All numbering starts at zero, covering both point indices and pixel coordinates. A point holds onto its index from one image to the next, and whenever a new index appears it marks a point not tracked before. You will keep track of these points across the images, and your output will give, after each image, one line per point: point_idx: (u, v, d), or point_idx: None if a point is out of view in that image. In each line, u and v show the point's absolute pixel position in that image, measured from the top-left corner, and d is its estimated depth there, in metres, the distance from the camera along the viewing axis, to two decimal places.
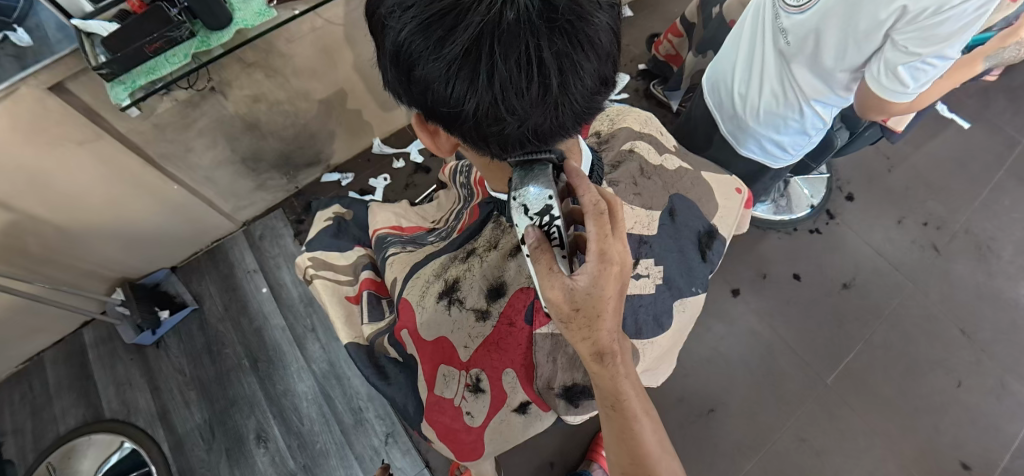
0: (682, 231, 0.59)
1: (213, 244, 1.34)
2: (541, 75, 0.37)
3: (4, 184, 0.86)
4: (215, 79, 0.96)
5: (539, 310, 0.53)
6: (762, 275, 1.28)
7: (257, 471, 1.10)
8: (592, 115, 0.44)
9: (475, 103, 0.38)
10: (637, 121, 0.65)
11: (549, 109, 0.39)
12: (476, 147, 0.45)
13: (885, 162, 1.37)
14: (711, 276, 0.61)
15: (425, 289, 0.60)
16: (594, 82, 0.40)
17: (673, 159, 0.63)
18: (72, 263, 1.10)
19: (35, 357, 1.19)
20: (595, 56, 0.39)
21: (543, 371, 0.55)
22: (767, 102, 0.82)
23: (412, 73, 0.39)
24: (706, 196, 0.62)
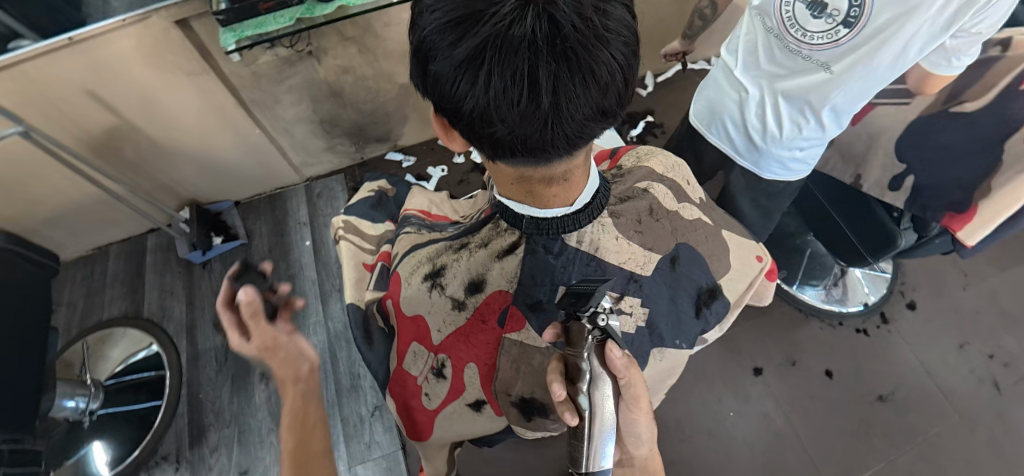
0: (682, 281, 0.57)
1: (276, 190, 1.46)
2: (536, 94, 0.39)
3: (120, 94, 1.00)
4: (314, 44, 1.07)
5: (513, 315, 0.56)
6: (791, 362, 1.21)
7: (253, 404, 1.17)
8: (586, 141, 0.45)
9: (473, 102, 0.40)
10: (661, 164, 0.65)
11: (540, 127, 0.41)
12: (475, 149, 0.47)
13: (960, 279, 1.26)
14: (701, 335, 0.59)
15: (416, 268, 0.65)
16: (590, 111, 0.41)
17: (691, 209, 0.62)
18: (155, 175, 1.25)
19: (102, 248, 1.35)
20: (593, 85, 0.40)
21: (503, 374, 0.57)
22: (786, 129, 0.80)
23: (426, 67, 0.41)
24: (717, 254, 0.60)
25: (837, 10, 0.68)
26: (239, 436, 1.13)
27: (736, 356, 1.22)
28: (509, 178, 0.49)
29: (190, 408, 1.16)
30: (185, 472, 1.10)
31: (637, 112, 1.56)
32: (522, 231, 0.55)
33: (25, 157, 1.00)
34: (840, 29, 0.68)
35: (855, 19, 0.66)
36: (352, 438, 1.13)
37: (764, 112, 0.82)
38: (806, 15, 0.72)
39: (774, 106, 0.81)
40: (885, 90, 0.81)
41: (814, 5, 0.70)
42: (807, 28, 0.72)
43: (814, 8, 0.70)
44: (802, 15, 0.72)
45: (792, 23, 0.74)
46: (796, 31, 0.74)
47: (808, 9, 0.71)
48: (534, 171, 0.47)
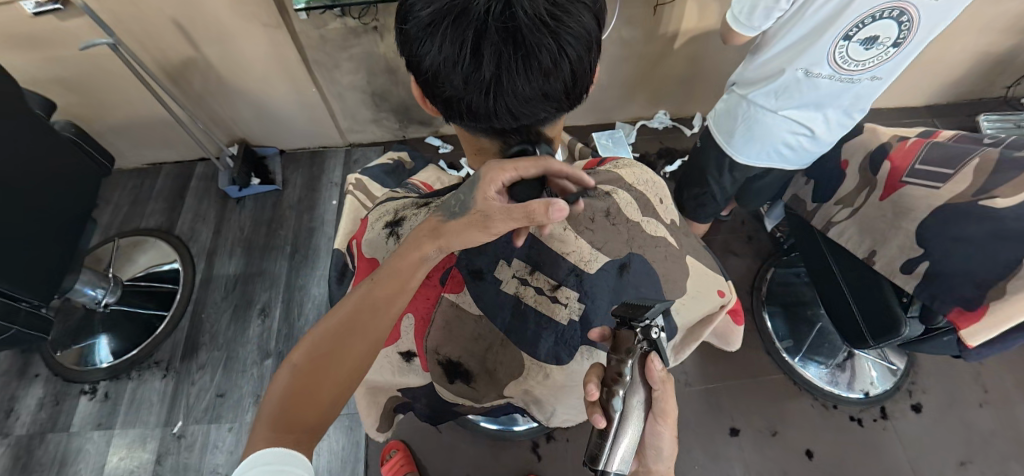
0: (626, 289, 0.57)
1: (318, 148, 1.55)
2: (480, 64, 0.42)
3: (202, 31, 1.11)
4: (379, 20, 1.14)
5: (454, 276, 0.59)
6: (772, 432, 1.16)
7: (246, 335, 1.24)
8: (531, 121, 0.47)
9: (429, 61, 0.44)
10: (633, 175, 0.66)
11: (484, 97, 0.44)
12: (440, 110, 0.51)
13: (979, 394, 1.17)
14: None
15: (380, 216, 0.67)
16: (532, 91, 0.44)
17: (654, 225, 0.63)
18: (215, 109, 1.36)
19: (156, 165, 1.48)
20: (536, 68, 0.42)
21: (435, 332, 0.59)
22: (833, 129, 0.92)
23: (403, 25, 0.46)
24: (674, 274, 0.60)
25: (888, 38, 0.76)
26: (225, 361, 1.20)
27: (717, 412, 1.18)
28: (472, 147, 0.56)
29: (191, 324, 1.25)
30: (171, 381, 1.18)
31: (677, 149, 1.55)
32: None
33: (111, 68, 1.13)
34: (890, 49, 0.77)
35: (902, 39, 0.76)
36: None
37: (818, 128, 0.90)
38: (857, 48, 0.77)
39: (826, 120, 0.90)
40: (921, 171, 0.82)
41: (866, 41, 0.76)
42: (858, 58, 0.78)
43: (866, 42, 0.76)
44: (854, 51, 0.77)
45: (842, 59, 0.78)
46: (846, 63, 0.79)
47: (860, 44, 0.76)
48: (491, 141, 0.52)
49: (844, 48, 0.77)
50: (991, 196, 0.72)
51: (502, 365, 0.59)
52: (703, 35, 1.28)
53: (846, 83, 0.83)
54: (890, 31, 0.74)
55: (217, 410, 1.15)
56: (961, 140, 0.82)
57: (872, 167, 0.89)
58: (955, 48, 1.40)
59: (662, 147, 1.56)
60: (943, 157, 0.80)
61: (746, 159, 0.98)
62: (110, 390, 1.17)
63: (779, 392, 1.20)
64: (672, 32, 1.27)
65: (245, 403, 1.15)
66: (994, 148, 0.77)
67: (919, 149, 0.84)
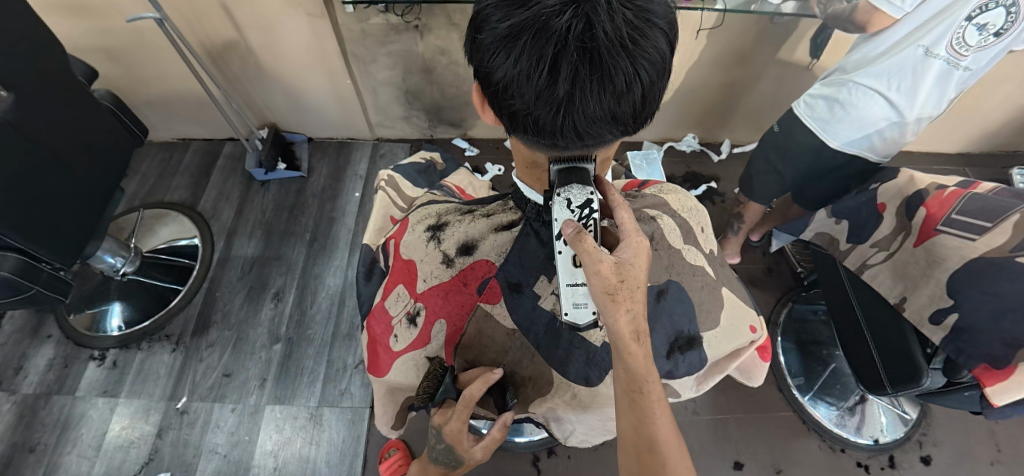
0: (660, 317, 0.57)
1: (346, 139, 1.57)
2: (555, 79, 0.42)
3: (248, 15, 1.13)
4: (422, 20, 1.15)
5: (492, 287, 0.58)
6: (776, 470, 1.14)
7: (258, 318, 1.25)
8: (594, 141, 0.47)
9: (501, 74, 0.43)
10: (677, 202, 0.66)
11: (552, 112, 0.44)
12: (498, 123, 0.51)
13: (992, 453, 1.14)
14: (666, 376, 0.58)
15: (422, 218, 0.67)
16: (601, 112, 0.44)
17: (694, 253, 0.62)
18: (250, 91, 1.38)
19: (185, 141, 1.50)
20: (608, 89, 0.42)
21: (468, 339, 0.59)
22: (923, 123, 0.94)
23: (475, 35, 0.46)
24: (708, 305, 0.59)
25: (998, 28, 0.79)
26: (235, 341, 1.21)
27: (721, 443, 1.16)
28: (524, 159, 0.54)
29: (204, 301, 1.26)
30: (179, 356, 1.19)
31: (702, 175, 1.54)
32: (523, 213, 0.61)
33: (154, 42, 1.15)
34: (995, 40, 0.81)
35: (1008, 32, 0.80)
36: (330, 380, 1.17)
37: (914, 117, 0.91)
38: (973, 35, 0.80)
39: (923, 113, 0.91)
40: (958, 221, 0.80)
41: (982, 27, 0.79)
42: (971, 44, 0.81)
43: (980, 28, 0.79)
44: (971, 33, 0.80)
45: (956, 44, 0.81)
46: (960, 48, 0.82)
47: (976, 29, 0.79)
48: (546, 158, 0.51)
49: (962, 31, 0.80)
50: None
51: (532, 380, 0.60)
52: (741, 63, 1.28)
53: (950, 74, 0.85)
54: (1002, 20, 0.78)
55: (222, 389, 1.15)
56: (1002, 193, 0.80)
57: (908, 213, 0.88)
58: (995, 99, 1.38)
59: (688, 171, 1.55)
60: (982, 210, 0.79)
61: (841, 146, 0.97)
62: (118, 359, 1.18)
63: (786, 429, 1.18)
64: (711, 57, 1.26)
65: (250, 385, 1.16)
66: None
67: (956, 199, 0.82)
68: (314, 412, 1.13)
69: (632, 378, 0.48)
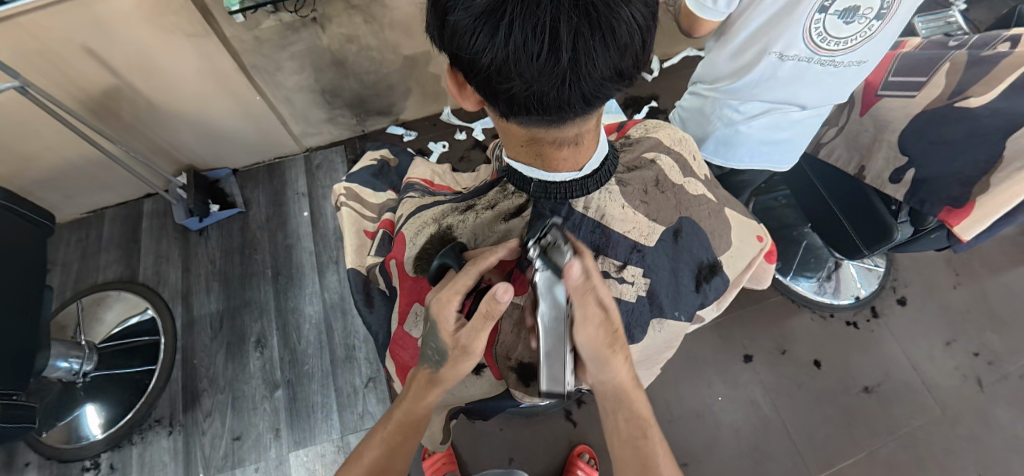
0: (682, 255, 0.58)
1: (275, 160, 1.45)
2: (555, 48, 0.39)
3: (118, 53, 0.98)
4: (319, 10, 1.04)
5: (519, 278, 0.56)
6: (781, 351, 1.22)
7: (248, 372, 1.17)
8: (600, 102, 0.45)
9: (492, 56, 0.39)
10: (669, 137, 0.65)
11: (556, 83, 0.40)
12: (489, 105, 0.47)
13: (952, 278, 1.27)
14: (699, 308, 0.60)
15: (420, 229, 0.62)
16: (608, 71, 0.41)
17: (696, 184, 0.62)
18: (151, 137, 1.22)
19: (97, 212, 1.34)
20: (611, 45, 0.40)
21: (504, 339, 0.59)
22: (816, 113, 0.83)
23: (443, 19, 0.41)
24: (719, 230, 0.61)
25: (869, 10, 0.65)
26: (233, 401, 1.14)
27: (729, 343, 1.23)
28: (520, 139, 0.50)
29: (185, 373, 1.17)
30: (179, 436, 1.11)
31: (642, 96, 1.54)
32: (529, 194, 0.56)
33: (21, 113, 0.99)
34: (875, 21, 0.67)
35: (886, 9, 0.66)
36: (346, 406, 1.14)
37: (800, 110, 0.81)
38: (839, 22, 0.66)
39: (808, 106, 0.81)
40: (895, 84, 0.85)
41: (845, 13, 0.65)
42: (829, 37, 0.68)
43: (843, 14, 0.65)
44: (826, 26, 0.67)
45: (817, 35, 0.68)
46: (828, 41, 0.69)
47: (838, 15, 0.65)
48: (546, 135, 0.48)
49: (816, 29, 0.67)
50: (965, 98, 0.74)
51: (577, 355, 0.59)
52: None
53: (824, 67, 0.73)
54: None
55: (237, 453, 1.09)
56: (928, 47, 0.86)
57: None
58: None
59: (628, 97, 1.54)
60: (916, 67, 0.84)
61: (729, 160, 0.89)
62: (115, 461, 1.09)
63: (780, 312, 1.26)
64: None
65: (265, 439, 1.10)
66: (962, 49, 0.81)
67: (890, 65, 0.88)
68: (340, 443, 1.10)
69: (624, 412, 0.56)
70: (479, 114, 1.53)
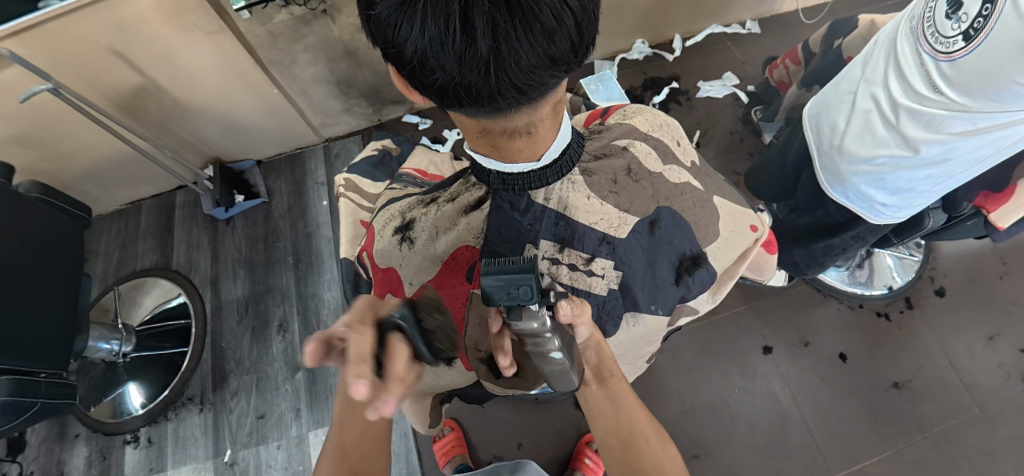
0: (661, 247, 0.56)
1: (296, 151, 1.49)
2: (471, 36, 0.37)
3: (143, 53, 1.03)
4: (327, 2, 1.06)
5: (481, 271, 0.56)
6: (803, 342, 1.17)
7: (270, 354, 1.23)
8: (538, 91, 0.43)
9: (413, 48, 0.39)
10: (648, 122, 0.63)
11: (481, 73, 0.40)
12: (428, 98, 0.47)
13: (1001, 267, 1.17)
14: (680, 301, 0.59)
15: (387, 222, 0.64)
16: (537, 58, 0.40)
17: (677, 171, 0.60)
18: (178, 132, 1.28)
19: (135, 203, 1.42)
20: (534, 31, 0.38)
21: (471, 332, 0.58)
22: (864, 148, 0.71)
23: (369, 11, 0.41)
24: (705, 218, 0.58)
25: (967, 15, 0.56)
26: (257, 382, 1.20)
27: (748, 333, 1.19)
28: (473, 129, 0.49)
29: (213, 354, 1.24)
30: (208, 413, 1.18)
31: (662, 78, 1.48)
32: (489, 186, 0.56)
33: (59, 113, 1.06)
34: (959, 42, 0.57)
35: (974, 30, 0.55)
36: None
37: (860, 121, 0.72)
38: (945, 20, 0.59)
39: (866, 121, 0.71)
40: None
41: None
42: (934, 30, 0.61)
43: (954, 3, 0.59)
44: (937, 16, 0.61)
45: (930, 16, 0.62)
46: (928, 38, 0.62)
47: (948, 6, 0.59)
48: (494, 126, 0.48)
49: (934, 11, 0.62)
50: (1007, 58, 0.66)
51: None
52: None
53: (905, 75, 0.65)
54: (977, 5, 0.54)
55: (261, 431, 1.16)
56: None
57: None
58: None
59: (647, 78, 1.48)
60: None
61: (803, 118, 0.86)
62: (152, 435, 1.17)
63: (803, 302, 1.20)
64: None
65: (287, 418, 1.16)
66: None
67: None
68: None
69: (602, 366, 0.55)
70: None
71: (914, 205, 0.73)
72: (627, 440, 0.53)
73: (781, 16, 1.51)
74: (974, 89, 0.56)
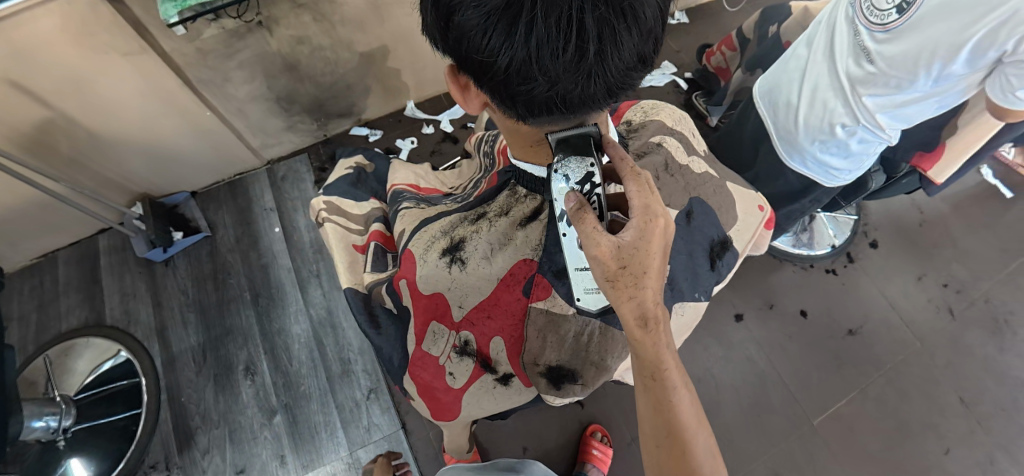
0: (696, 235, 0.59)
1: (235, 177, 1.36)
2: (580, 39, 0.37)
3: (48, 81, 0.89)
4: (264, 13, 0.97)
5: (539, 284, 0.56)
6: (768, 305, 1.26)
7: (240, 402, 1.12)
8: (625, 91, 0.45)
9: (511, 57, 0.38)
10: (670, 117, 0.68)
11: (580, 76, 0.39)
12: (502, 107, 0.45)
13: (917, 216, 1.33)
14: (717, 287, 0.62)
15: (430, 244, 0.62)
16: (633, 59, 0.40)
17: (701, 163, 0.65)
18: (96, 168, 1.13)
19: (48, 255, 1.23)
20: (636, 32, 0.39)
21: (531, 346, 0.57)
22: (818, 121, 0.76)
23: (449, 18, 0.39)
24: (726, 205, 0.63)
25: None
26: (230, 435, 1.09)
27: (720, 304, 1.27)
28: (528, 139, 0.51)
29: (173, 413, 1.11)
30: None
31: None
32: (542, 196, 0.58)
33: None
34: (893, 14, 0.64)
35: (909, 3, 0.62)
36: (349, 422, 1.11)
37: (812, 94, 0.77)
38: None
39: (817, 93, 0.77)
40: None
41: None
42: (871, 8, 0.68)
43: None
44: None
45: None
46: (864, 11, 0.69)
47: None
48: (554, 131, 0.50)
49: None
50: None
51: (608, 353, 0.57)
52: None
53: (851, 48, 0.72)
54: None
55: None
56: None
57: None
58: None
59: None
60: None
61: (754, 97, 0.90)
62: None
63: (762, 269, 1.30)
64: None
65: (271, 467, 1.07)
66: None
67: None
68: (350, 460, 1.08)
69: (644, 363, 0.47)
70: (444, 105, 1.48)
71: (863, 168, 0.80)
72: (668, 444, 0.47)
73: (704, 6, 1.61)
74: (911, 59, 0.63)
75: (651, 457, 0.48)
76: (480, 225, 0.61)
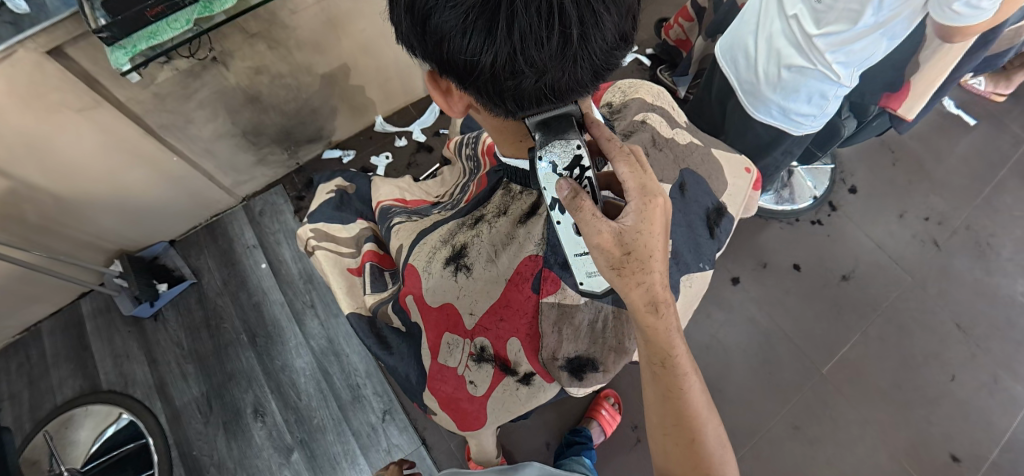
0: (692, 206, 0.61)
1: (212, 218, 1.33)
2: (562, 25, 0.37)
3: (2, 151, 0.85)
4: (217, 48, 0.93)
5: (547, 278, 0.55)
6: (762, 264, 1.28)
7: (255, 445, 1.10)
8: (611, 71, 0.45)
9: (496, 54, 0.38)
10: (649, 94, 0.68)
11: (567, 62, 0.39)
12: (489, 106, 0.45)
13: (890, 156, 1.36)
14: (718, 254, 0.65)
15: (432, 255, 0.62)
16: (614, 37, 0.41)
17: (684, 134, 0.66)
18: (68, 232, 1.09)
19: (31, 329, 1.19)
20: (615, 10, 0.39)
21: (548, 342, 0.57)
22: (779, 73, 0.76)
23: (426, 23, 0.38)
24: (715, 173, 0.65)
25: None
26: None
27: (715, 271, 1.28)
28: (515, 135, 0.51)
29: (187, 468, 1.09)
30: None
31: None
32: (539, 190, 0.58)
33: None
34: None
35: None
36: (368, 446, 1.09)
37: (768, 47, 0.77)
38: None
39: (773, 46, 0.76)
40: None
41: None
42: None
43: None
44: None
45: None
46: None
47: None
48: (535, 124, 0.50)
49: None
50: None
51: (621, 336, 0.59)
52: None
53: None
54: None
55: None
56: None
57: None
58: None
59: None
60: None
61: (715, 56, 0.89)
62: None
63: (751, 230, 1.32)
64: None
65: None
66: None
67: None
68: None
69: (653, 350, 0.47)
70: (413, 115, 1.47)
71: (829, 113, 0.78)
72: (674, 432, 0.47)
73: None
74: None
75: (658, 443, 0.49)
76: (480, 227, 0.60)
